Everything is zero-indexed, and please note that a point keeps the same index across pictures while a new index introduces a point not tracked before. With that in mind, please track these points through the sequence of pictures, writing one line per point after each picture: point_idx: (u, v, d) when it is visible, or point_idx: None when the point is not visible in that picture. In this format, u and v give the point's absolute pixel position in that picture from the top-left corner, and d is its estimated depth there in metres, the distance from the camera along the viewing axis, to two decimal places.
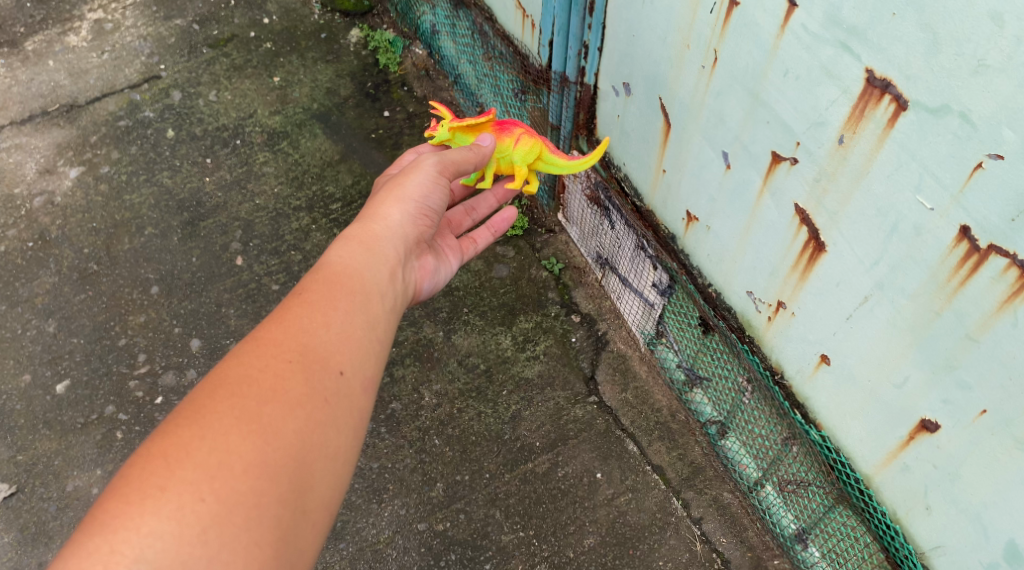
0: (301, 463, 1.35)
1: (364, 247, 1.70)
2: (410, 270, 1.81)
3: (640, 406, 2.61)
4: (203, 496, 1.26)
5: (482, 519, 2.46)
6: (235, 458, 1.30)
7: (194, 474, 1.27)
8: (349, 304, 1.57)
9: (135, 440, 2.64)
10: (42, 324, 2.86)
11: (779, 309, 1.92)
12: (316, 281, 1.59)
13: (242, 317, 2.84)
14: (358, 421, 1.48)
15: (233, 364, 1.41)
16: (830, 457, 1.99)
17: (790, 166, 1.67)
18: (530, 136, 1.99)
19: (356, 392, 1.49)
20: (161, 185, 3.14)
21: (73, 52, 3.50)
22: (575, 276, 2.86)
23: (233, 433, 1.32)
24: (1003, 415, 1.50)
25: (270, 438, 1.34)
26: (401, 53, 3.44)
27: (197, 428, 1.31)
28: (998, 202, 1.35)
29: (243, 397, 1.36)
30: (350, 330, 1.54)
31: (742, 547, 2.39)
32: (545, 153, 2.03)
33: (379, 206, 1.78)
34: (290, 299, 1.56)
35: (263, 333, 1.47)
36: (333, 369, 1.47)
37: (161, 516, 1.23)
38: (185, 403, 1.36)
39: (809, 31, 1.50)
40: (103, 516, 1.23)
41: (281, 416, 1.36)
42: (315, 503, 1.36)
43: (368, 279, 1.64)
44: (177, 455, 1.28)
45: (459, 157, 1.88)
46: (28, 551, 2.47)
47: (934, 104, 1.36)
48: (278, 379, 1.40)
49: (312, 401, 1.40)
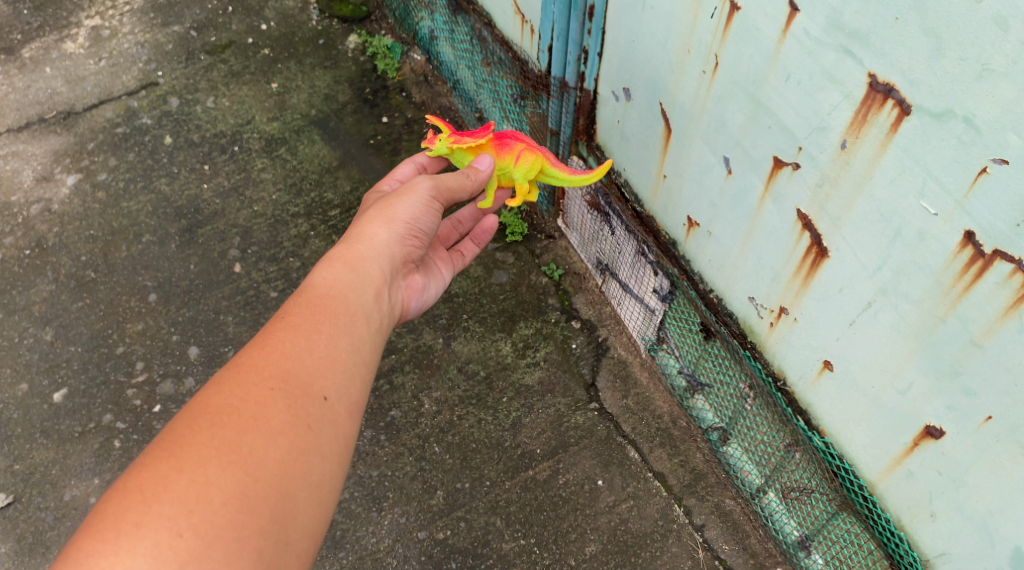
0: (282, 494, 1.34)
1: (348, 270, 1.69)
2: (396, 289, 1.81)
3: (641, 412, 2.60)
4: (181, 531, 1.24)
5: (483, 527, 2.45)
6: (214, 490, 1.28)
7: (171, 509, 1.25)
8: (332, 328, 1.56)
9: (133, 449, 2.62)
10: (40, 332, 2.84)
11: (781, 315, 1.91)
12: (298, 306, 1.58)
13: (240, 324, 2.82)
14: (344, 446, 1.47)
15: (214, 391, 1.39)
16: (834, 464, 1.98)
17: (792, 171, 1.66)
18: (531, 153, 1.99)
19: (340, 416, 1.48)
20: (159, 192, 3.13)
21: (70, 59, 3.49)
22: (575, 282, 2.84)
23: (212, 465, 1.30)
24: (1008, 421, 1.49)
25: (250, 468, 1.32)
26: (399, 58, 3.44)
27: (176, 460, 1.29)
28: (1003, 207, 1.34)
29: (223, 426, 1.35)
30: (334, 354, 1.53)
31: (745, 554, 2.38)
32: (546, 167, 2.03)
33: (365, 227, 1.78)
34: (272, 324, 1.55)
35: (245, 358, 1.46)
36: (317, 395, 1.46)
37: (138, 553, 1.21)
38: (163, 434, 1.33)
39: (811, 36, 1.49)
40: (76, 555, 1.21)
41: (262, 444, 1.35)
42: (298, 532, 1.35)
43: (353, 302, 1.64)
44: (154, 490, 1.26)
45: (454, 183, 1.87)
46: (25, 561, 2.45)
47: (937, 109, 1.36)
48: (260, 407, 1.39)
49: (295, 429, 1.40)
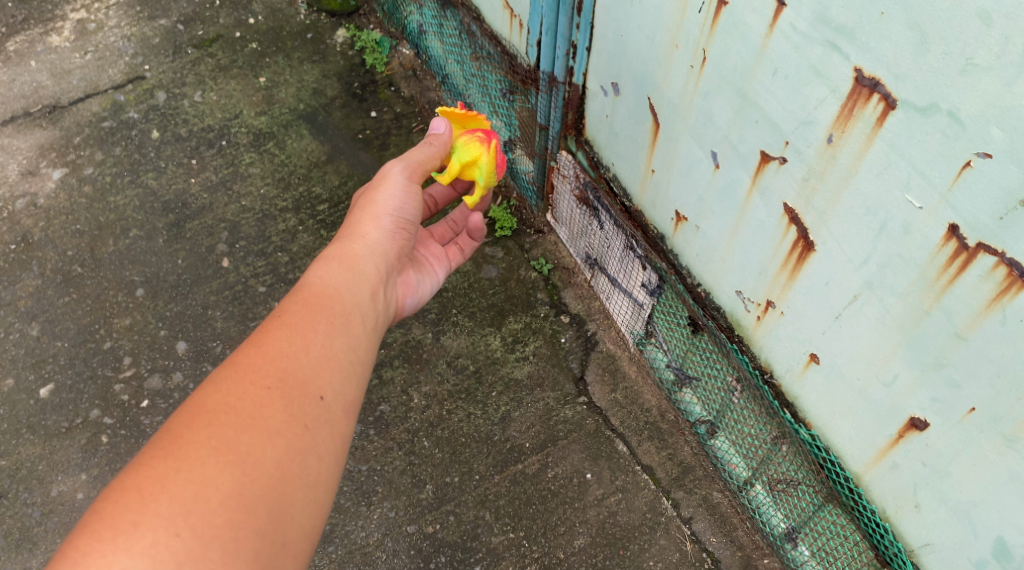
0: (279, 493, 1.34)
1: (342, 268, 1.70)
2: (391, 287, 1.83)
3: (630, 406, 2.61)
4: (178, 531, 1.24)
5: (472, 520, 2.46)
6: (212, 491, 1.28)
7: (168, 508, 1.25)
8: (328, 327, 1.56)
9: (121, 444, 2.61)
10: (25, 327, 2.82)
11: (767, 309, 1.93)
12: (294, 304, 1.58)
13: (228, 319, 2.81)
14: (339, 445, 1.47)
15: (212, 390, 1.39)
16: (820, 456, 2.00)
17: (779, 165, 1.67)
18: (478, 136, 2.05)
19: (336, 416, 1.48)
20: (146, 186, 3.11)
21: (56, 52, 3.46)
22: (564, 276, 2.85)
23: (209, 464, 1.30)
24: (992, 413, 1.51)
25: (247, 468, 1.32)
26: (387, 53, 3.43)
27: (173, 459, 1.29)
28: (987, 201, 1.35)
29: (221, 426, 1.35)
30: (330, 353, 1.53)
31: (731, 546, 2.40)
32: (480, 158, 2.05)
33: (356, 225, 1.80)
34: (268, 322, 1.54)
35: (241, 357, 1.46)
36: (314, 394, 1.46)
37: (134, 554, 1.21)
38: (162, 433, 1.33)
39: (798, 30, 1.50)
40: (73, 555, 1.20)
41: (259, 444, 1.35)
42: (294, 533, 1.35)
43: (348, 299, 1.64)
44: (152, 489, 1.26)
45: (421, 156, 1.93)
46: (11, 557, 2.44)
47: (922, 104, 1.37)
48: (257, 407, 1.39)
49: (292, 430, 1.40)
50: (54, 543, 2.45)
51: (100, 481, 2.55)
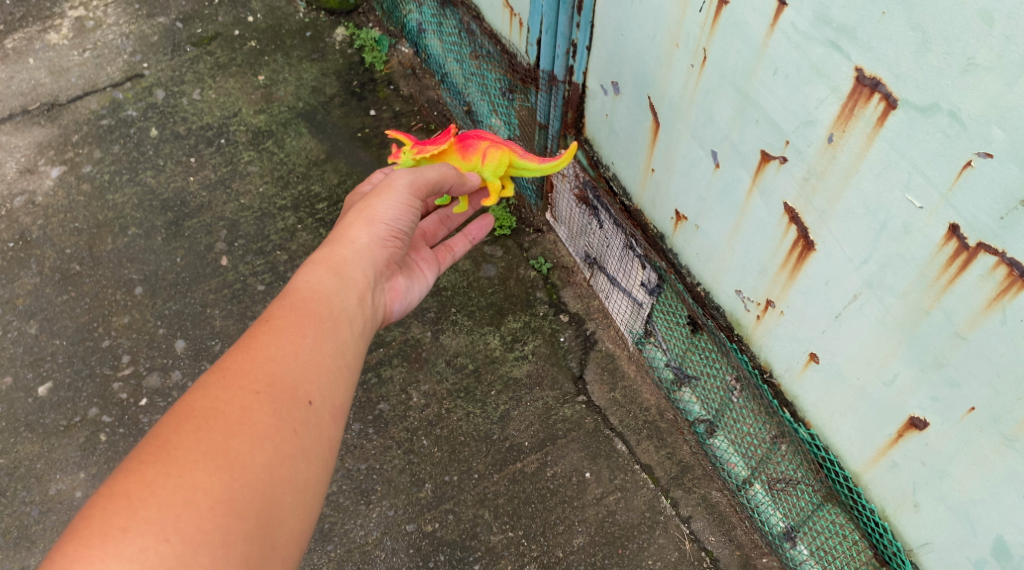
0: (268, 498, 1.34)
1: (331, 273, 1.70)
2: (379, 292, 1.83)
3: (629, 405, 2.61)
4: (168, 536, 1.24)
5: (471, 519, 2.45)
6: (201, 495, 1.28)
7: (157, 513, 1.25)
8: (317, 332, 1.56)
9: (119, 442, 2.61)
10: (24, 324, 2.82)
11: (767, 308, 1.93)
12: (282, 309, 1.58)
13: (227, 317, 2.81)
14: (328, 449, 1.47)
15: (199, 395, 1.39)
16: (819, 455, 2.00)
17: (779, 164, 1.67)
18: (496, 148, 1.99)
19: (325, 420, 1.48)
20: (144, 184, 3.11)
21: (54, 50, 3.46)
22: (563, 275, 2.85)
23: (198, 469, 1.30)
24: (991, 412, 1.51)
25: (237, 473, 1.32)
26: (386, 51, 3.43)
27: (162, 465, 1.29)
28: (987, 201, 1.36)
29: (209, 431, 1.34)
30: (318, 357, 1.53)
31: (731, 545, 2.41)
32: (516, 160, 2.02)
33: (347, 230, 1.80)
34: (256, 326, 1.54)
35: (229, 361, 1.46)
36: (302, 399, 1.46)
37: (124, 558, 1.21)
38: (149, 439, 1.33)
39: (799, 29, 1.50)
40: (62, 560, 1.20)
41: (249, 449, 1.35)
42: (283, 537, 1.35)
43: (335, 304, 1.64)
44: (141, 495, 1.26)
45: (434, 175, 1.89)
46: (10, 556, 2.43)
47: (923, 103, 1.37)
48: (245, 411, 1.39)
49: (280, 434, 1.40)
50: (53, 541, 2.45)
51: (99, 479, 2.55)
